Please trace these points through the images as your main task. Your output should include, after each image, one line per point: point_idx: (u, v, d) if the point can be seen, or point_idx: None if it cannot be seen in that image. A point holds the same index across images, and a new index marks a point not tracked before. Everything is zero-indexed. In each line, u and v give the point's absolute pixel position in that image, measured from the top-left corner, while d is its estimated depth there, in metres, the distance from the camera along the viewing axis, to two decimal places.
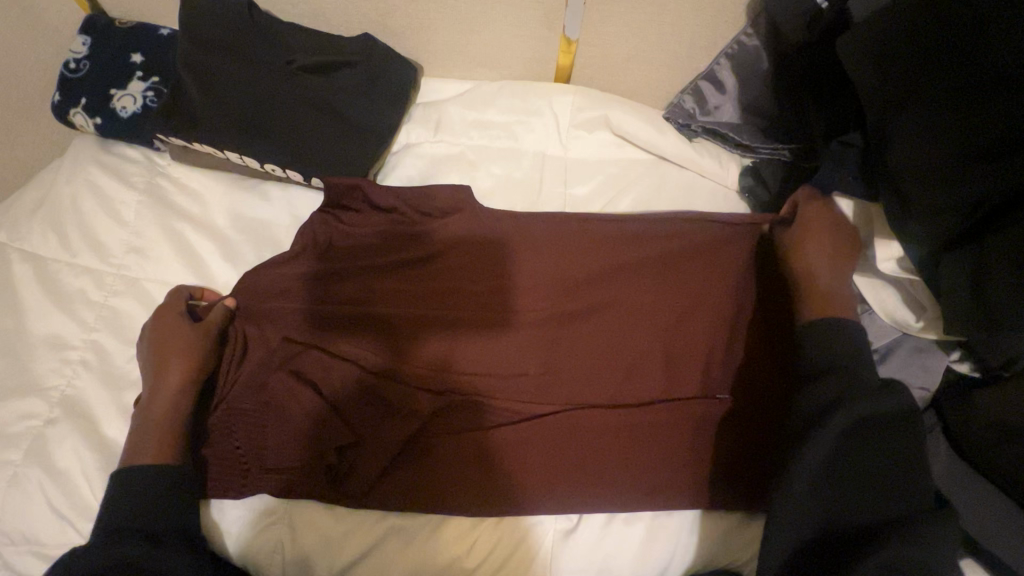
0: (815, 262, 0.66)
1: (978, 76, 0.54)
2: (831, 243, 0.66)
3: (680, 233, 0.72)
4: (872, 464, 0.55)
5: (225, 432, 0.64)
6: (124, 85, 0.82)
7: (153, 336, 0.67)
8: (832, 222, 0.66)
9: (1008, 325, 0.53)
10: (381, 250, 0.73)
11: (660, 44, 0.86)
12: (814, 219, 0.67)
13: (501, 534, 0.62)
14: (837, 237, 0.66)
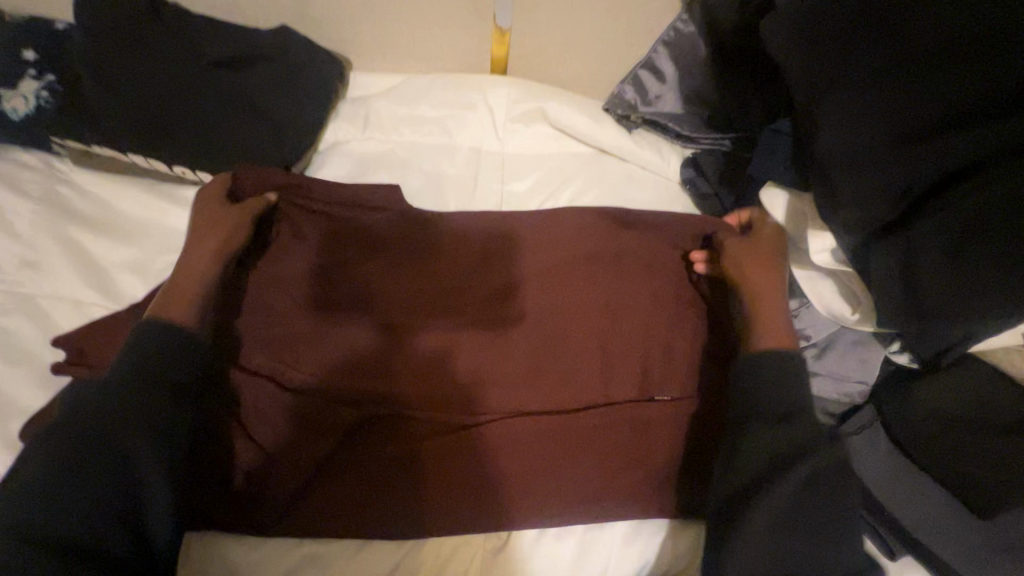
0: (756, 276, 0.62)
1: (903, 53, 0.52)
2: (771, 262, 0.63)
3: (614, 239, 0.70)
4: (830, 522, 0.49)
5: None
6: (13, 83, 0.75)
7: (197, 215, 0.65)
8: (771, 240, 0.65)
9: (937, 314, 0.51)
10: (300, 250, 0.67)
11: (595, 31, 0.83)
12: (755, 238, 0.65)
13: (429, 553, 0.58)
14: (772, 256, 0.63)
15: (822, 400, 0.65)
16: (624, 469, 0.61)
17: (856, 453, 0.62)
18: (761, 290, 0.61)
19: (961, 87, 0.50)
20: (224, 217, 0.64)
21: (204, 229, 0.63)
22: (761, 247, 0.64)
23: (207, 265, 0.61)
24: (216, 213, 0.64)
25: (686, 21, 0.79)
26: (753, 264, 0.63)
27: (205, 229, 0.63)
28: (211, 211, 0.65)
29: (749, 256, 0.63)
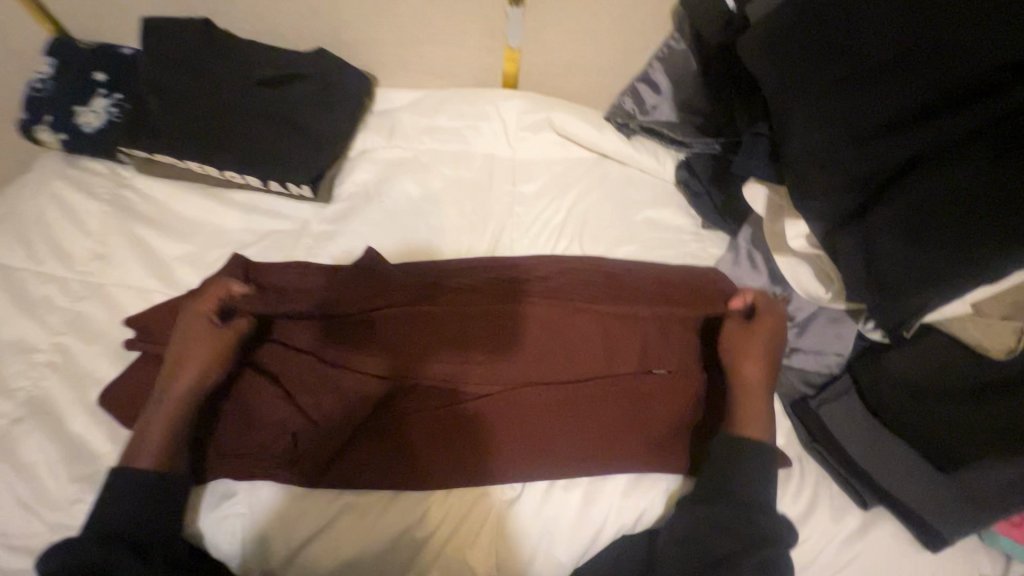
0: (751, 369, 0.69)
1: (856, 61, 0.60)
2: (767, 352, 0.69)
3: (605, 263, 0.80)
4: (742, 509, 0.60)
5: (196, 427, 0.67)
6: (87, 101, 0.86)
7: (180, 341, 0.66)
8: (768, 331, 0.70)
9: (898, 288, 0.58)
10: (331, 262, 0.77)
11: (596, 49, 0.93)
12: (756, 326, 0.71)
13: (451, 504, 0.65)
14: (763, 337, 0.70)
15: (804, 373, 0.73)
16: (627, 432, 0.68)
17: (833, 418, 0.69)
18: (753, 386, 0.68)
19: (906, 86, 0.57)
20: (206, 345, 0.66)
21: (183, 361, 0.65)
22: (756, 339, 0.70)
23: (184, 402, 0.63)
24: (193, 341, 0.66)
25: (677, 40, 0.88)
26: (747, 356, 0.69)
27: (185, 361, 0.65)
28: (193, 339, 0.66)
29: (745, 350, 0.70)
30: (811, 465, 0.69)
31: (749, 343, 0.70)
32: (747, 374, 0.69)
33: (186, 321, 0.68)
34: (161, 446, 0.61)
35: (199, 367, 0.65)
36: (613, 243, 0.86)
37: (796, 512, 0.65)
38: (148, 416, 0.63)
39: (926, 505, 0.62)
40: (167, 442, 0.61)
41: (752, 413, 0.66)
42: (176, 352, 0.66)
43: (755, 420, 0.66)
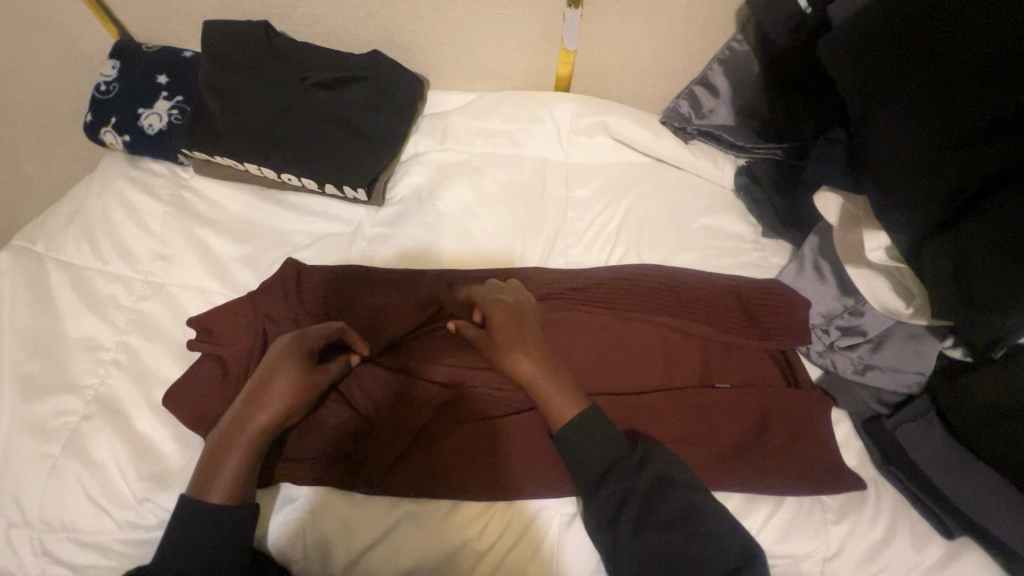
0: (519, 353, 0.64)
1: (946, 62, 0.56)
2: (516, 333, 0.66)
3: (667, 274, 0.77)
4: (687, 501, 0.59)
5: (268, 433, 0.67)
6: (151, 103, 0.88)
7: (262, 374, 0.61)
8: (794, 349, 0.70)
9: (985, 306, 0.55)
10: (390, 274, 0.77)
11: (654, 52, 0.91)
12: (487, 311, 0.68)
13: (511, 516, 0.64)
14: (529, 318, 0.68)
15: (878, 391, 0.70)
16: (689, 445, 0.66)
17: (909, 440, 0.66)
18: (530, 370, 0.64)
19: (1002, 93, 0.53)
20: (302, 384, 0.61)
21: (263, 396, 0.60)
22: (498, 324, 0.66)
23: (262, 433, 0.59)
24: (279, 378, 0.60)
25: (740, 42, 0.86)
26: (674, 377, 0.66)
27: (266, 397, 0.60)
28: (279, 375, 0.61)
29: (501, 332, 0.66)
30: (887, 488, 0.66)
31: (492, 327, 0.66)
32: (514, 360, 0.64)
33: (273, 360, 0.62)
34: (236, 483, 0.58)
35: (281, 406, 0.60)
36: (670, 251, 0.84)
37: (873, 537, 0.62)
38: (222, 447, 0.58)
39: (1014, 539, 0.58)
40: (241, 483, 0.58)
41: (551, 396, 0.63)
42: (258, 384, 0.61)
43: (556, 401, 0.62)
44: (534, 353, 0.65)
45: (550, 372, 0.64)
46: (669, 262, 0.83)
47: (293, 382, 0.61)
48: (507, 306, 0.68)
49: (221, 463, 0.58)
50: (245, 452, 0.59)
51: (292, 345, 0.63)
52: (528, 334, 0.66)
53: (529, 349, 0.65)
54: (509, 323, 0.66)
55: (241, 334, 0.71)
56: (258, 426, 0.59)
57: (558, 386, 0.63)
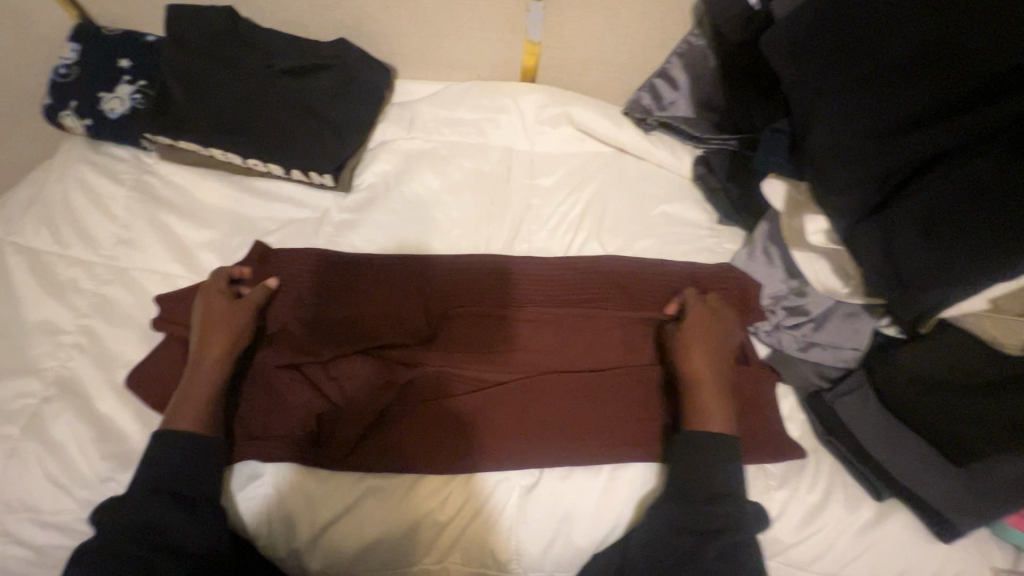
0: (699, 365, 0.69)
1: (880, 58, 0.61)
2: (713, 348, 0.70)
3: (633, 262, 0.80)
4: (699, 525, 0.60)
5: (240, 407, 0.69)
6: (113, 88, 0.87)
7: (201, 312, 0.70)
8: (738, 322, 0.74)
9: (915, 283, 0.59)
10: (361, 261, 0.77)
11: (616, 46, 0.94)
12: (692, 322, 0.72)
13: (471, 490, 0.66)
14: (728, 339, 0.72)
15: (820, 367, 0.74)
16: (640, 422, 0.69)
17: (847, 413, 0.70)
18: (705, 380, 0.68)
19: (927, 84, 0.58)
20: (232, 314, 0.70)
21: (207, 330, 0.69)
22: (705, 334, 0.71)
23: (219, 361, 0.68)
24: (219, 306, 0.70)
25: (696, 36, 0.89)
26: (695, 345, 0.70)
27: (210, 330, 0.69)
28: (212, 308, 0.70)
29: (694, 345, 0.70)
30: (827, 457, 0.70)
31: (688, 337, 0.71)
32: (694, 369, 0.69)
33: (204, 296, 0.71)
34: (204, 408, 0.65)
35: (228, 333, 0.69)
36: (631, 236, 0.86)
37: (812, 501, 0.67)
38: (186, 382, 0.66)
39: (931, 494, 0.63)
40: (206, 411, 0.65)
41: (700, 410, 0.67)
42: (199, 323, 0.69)
43: (712, 417, 0.66)
44: (712, 365, 0.69)
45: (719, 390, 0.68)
46: (629, 247, 0.85)
47: (230, 311, 0.70)
48: (723, 325, 0.72)
49: (190, 393, 0.66)
50: (203, 381, 0.66)
51: (210, 287, 0.72)
52: (715, 347, 0.70)
53: (709, 363, 0.69)
54: (708, 334, 0.71)
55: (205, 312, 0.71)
56: (211, 355, 0.68)
57: (719, 401, 0.67)
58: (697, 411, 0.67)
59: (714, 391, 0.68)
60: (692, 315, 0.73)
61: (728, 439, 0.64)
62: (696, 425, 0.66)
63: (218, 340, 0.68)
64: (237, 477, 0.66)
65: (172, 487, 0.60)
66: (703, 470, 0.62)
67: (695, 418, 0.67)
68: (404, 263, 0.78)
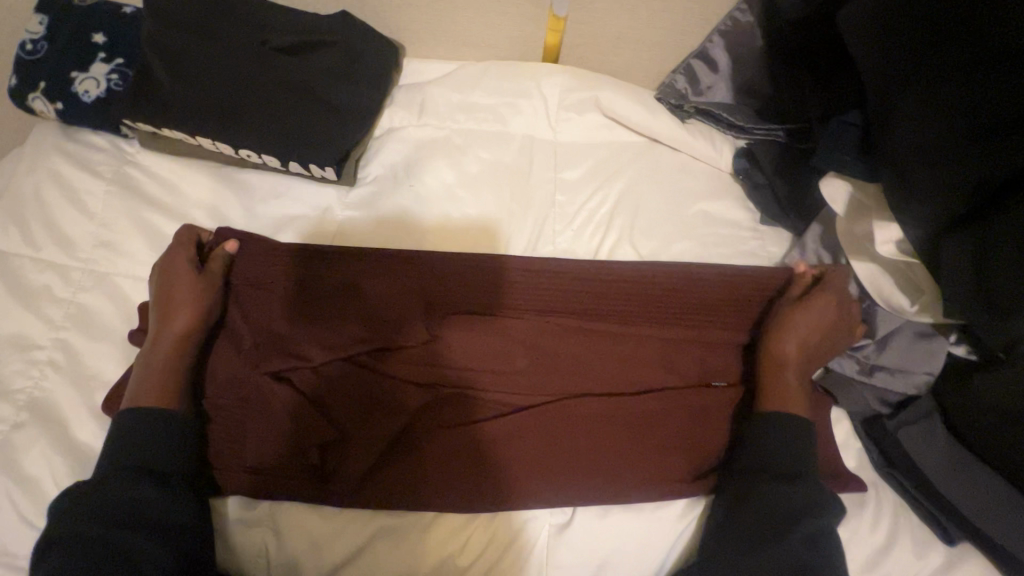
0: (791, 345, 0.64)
1: (985, 38, 0.51)
2: (819, 332, 0.64)
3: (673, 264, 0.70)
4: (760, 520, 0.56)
5: (219, 428, 0.62)
6: (86, 67, 0.78)
7: (160, 286, 0.64)
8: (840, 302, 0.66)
9: (1012, 308, 0.51)
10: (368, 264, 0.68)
11: (651, 21, 0.84)
12: (810, 300, 0.65)
13: (496, 529, 0.59)
14: (842, 326, 0.65)
15: (884, 394, 0.66)
16: (676, 450, 0.62)
17: (911, 443, 0.62)
18: (792, 361, 0.64)
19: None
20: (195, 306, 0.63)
21: (172, 307, 0.63)
22: (814, 316, 0.64)
23: (178, 339, 0.62)
24: (178, 283, 0.64)
25: (743, 11, 0.79)
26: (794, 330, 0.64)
27: (173, 309, 0.62)
28: (177, 287, 0.64)
29: (802, 324, 0.64)
30: (888, 492, 0.63)
31: (795, 317, 0.64)
32: (785, 349, 0.64)
33: (168, 272, 0.65)
34: (182, 433, 0.58)
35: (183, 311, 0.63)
36: (666, 239, 0.78)
37: (875, 543, 0.60)
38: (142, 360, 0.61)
39: (1012, 543, 0.57)
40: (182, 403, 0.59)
41: (778, 389, 0.63)
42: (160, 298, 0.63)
43: (789, 399, 0.62)
44: (806, 348, 0.64)
45: (804, 374, 0.64)
46: (664, 250, 0.77)
47: (187, 290, 0.63)
48: (841, 310, 0.65)
49: (152, 369, 0.60)
50: (169, 359, 0.61)
51: (176, 261, 0.66)
52: (820, 330, 0.64)
53: (806, 346, 0.64)
54: (822, 318, 0.64)
55: (161, 273, 0.65)
56: (175, 333, 0.62)
57: (799, 383, 0.64)
58: (775, 390, 0.63)
59: (796, 373, 0.64)
60: (811, 296, 0.65)
61: (805, 419, 0.61)
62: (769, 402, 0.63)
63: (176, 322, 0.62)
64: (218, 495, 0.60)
65: (163, 527, 0.53)
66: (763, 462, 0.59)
67: (774, 399, 0.63)
68: (414, 266, 0.68)
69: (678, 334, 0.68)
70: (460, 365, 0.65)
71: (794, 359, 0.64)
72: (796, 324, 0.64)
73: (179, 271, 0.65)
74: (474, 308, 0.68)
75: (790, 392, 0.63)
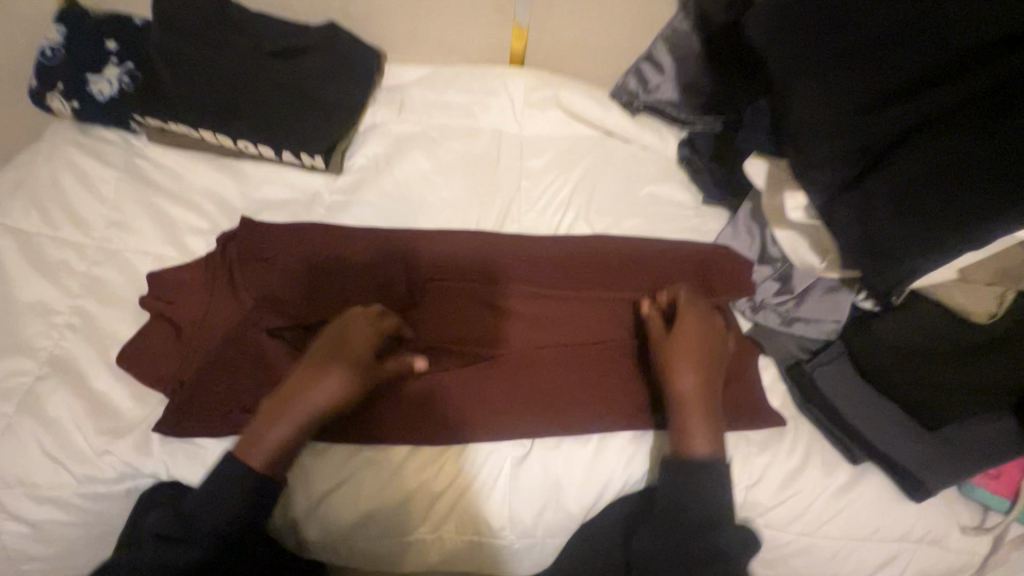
0: (686, 381, 0.66)
1: (855, 37, 0.62)
2: (701, 363, 0.67)
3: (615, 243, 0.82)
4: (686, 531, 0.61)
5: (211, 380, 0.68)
6: (100, 70, 0.87)
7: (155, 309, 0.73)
8: (703, 330, 0.70)
9: (890, 254, 0.61)
10: (354, 238, 0.79)
11: (602, 29, 0.95)
12: (679, 332, 0.69)
13: (465, 459, 0.68)
14: (715, 344, 0.69)
15: (803, 341, 0.76)
16: (628, 388, 0.72)
17: (826, 380, 0.72)
18: (692, 396, 0.65)
19: (895, 62, 0.60)
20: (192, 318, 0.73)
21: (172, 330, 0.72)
22: (690, 341, 0.68)
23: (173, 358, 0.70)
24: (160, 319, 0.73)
25: (681, 20, 0.90)
26: (679, 367, 0.66)
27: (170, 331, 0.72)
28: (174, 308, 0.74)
29: (682, 354, 0.67)
30: (807, 425, 0.72)
31: (676, 346, 0.68)
32: (683, 384, 0.66)
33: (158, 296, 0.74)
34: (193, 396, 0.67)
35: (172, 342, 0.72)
36: (618, 217, 0.88)
37: (790, 467, 0.69)
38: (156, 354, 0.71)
39: (914, 460, 0.66)
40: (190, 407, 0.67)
41: (685, 426, 0.64)
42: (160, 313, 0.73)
43: (696, 433, 0.64)
44: (700, 376, 0.66)
45: (707, 409, 0.65)
46: (617, 226, 0.87)
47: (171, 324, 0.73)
48: (709, 329, 0.70)
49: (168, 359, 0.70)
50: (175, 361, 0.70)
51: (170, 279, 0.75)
52: (700, 354, 0.67)
53: (697, 379, 0.66)
54: (696, 342, 0.68)
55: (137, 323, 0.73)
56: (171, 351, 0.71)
57: (705, 416, 0.65)
58: (682, 430, 0.64)
59: (700, 412, 0.65)
60: (680, 321, 0.70)
61: (719, 423, 0.65)
62: (678, 442, 0.64)
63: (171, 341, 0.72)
64: (213, 437, 0.66)
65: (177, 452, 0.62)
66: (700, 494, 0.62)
67: (681, 424, 0.65)
68: (394, 241, 0.79)
69: (627, 294, 0.78)
70: (435, 322, 0.74)
71: (690, 397, 0.65)
72: (676, 363, 0.67)
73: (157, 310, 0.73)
74: (445, 274, 0.77)
75: (692, 425, 0.64)
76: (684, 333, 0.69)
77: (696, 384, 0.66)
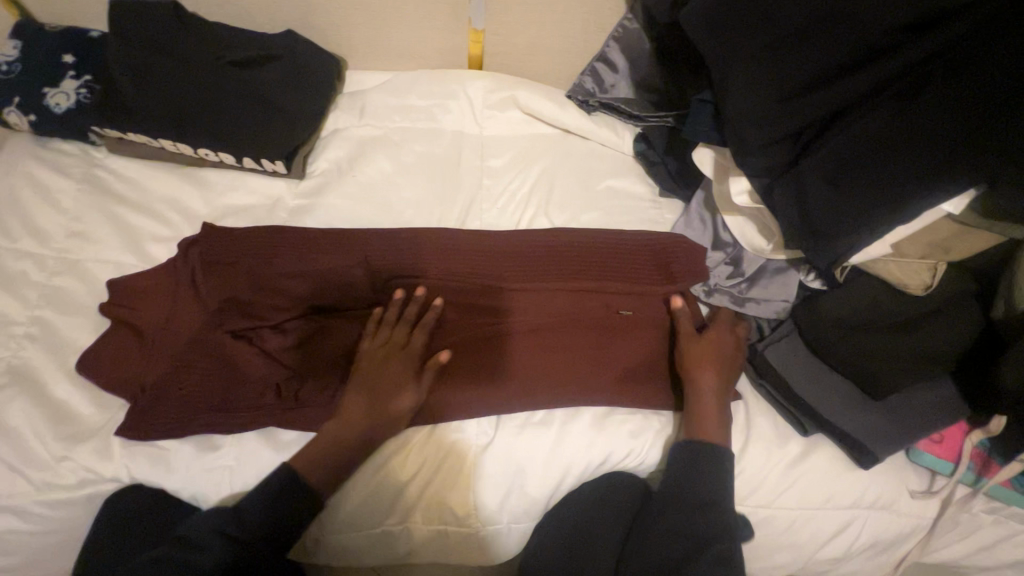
0: (706, 379, 0.70)
1: (782, 23, 0.63)
2: (722, 362, 0.72)
3: (574, 232, 0.83)
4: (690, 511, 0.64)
5: (179, 383, 0.69)
6: (57, 83, 0.87)
7: (115, 323, 0.73)
8: (720, 338, 0.75)
9: (829, 232, 0.63)
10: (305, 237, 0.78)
11: (556, 31, 0.99)
12: (707, 337, 0.74)
13: (428, 449, 0.69)
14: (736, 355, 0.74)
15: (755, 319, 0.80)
16: (589, 370, 0.74)
17: (776, 354, 0.75)
18: (709, 392, 0.70)
19: (820, 48, 0.61)
20: (147, 330, 0.72)
21: (132, 347, 0.72)
22: (711, 347, 0.73)
23: (136, 376, 0.70)
24: (120, 338, 0.72)
25: (630, 20, 0.93)
26: (699, 368, 0.71)
27: (129, 351, 0.71)
28: (131, 324, 0.73)
29: (703, 355, 0.72)
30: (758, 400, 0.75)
31: (697, 347, 0.73)
32: (699, 382, 0.70)
33: (114, 312, 0.73)
34: (158, 402, 0.68)
35: (132, 360, 0.71)
36: (577, 211, 0.90)
37: (743, 441, 0.72)
38: (119, 364, 0.70)
39: (858, 431, 0.69)
40: (165, 429, 0.67)
41: (700, 420, 0.69)
42: (120, 326, 0.73)
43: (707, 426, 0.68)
44: (717, 382, 0.71)
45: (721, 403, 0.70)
46: (576, 221, 0.89)
47: (135, 347, 0.72)
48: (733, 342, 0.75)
49: (131, 370, 0.70)
50: (138, 373, 0.70)
51: (125, 292, 0.74)
52: (722, 361, 0.72)
53: (715, 376, 0.71)
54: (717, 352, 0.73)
55: (99, 343, 0.72)
56: (130, 369, 0.70)
57: (718, 413, 0.70)
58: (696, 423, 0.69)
59: (717, 407, 0.69)
60: (710, 331, 0.75)
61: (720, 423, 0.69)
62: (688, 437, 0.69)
63: (130, 358, 0.71)
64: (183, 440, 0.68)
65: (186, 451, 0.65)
66: (704, 480, 0.66)
67: (694, 413, 0.69)
68: (346, 236, 0.79)
69: (589, 280, 0.79)
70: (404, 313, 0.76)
71: (709, 393, 0.70)
72: (703, 361, 0.71)
73: (119, 337, 0.72)
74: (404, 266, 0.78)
75: (706, 414, 0.69)
76: (711, 339, 0.74)
77: (715, 383, 0.70)
